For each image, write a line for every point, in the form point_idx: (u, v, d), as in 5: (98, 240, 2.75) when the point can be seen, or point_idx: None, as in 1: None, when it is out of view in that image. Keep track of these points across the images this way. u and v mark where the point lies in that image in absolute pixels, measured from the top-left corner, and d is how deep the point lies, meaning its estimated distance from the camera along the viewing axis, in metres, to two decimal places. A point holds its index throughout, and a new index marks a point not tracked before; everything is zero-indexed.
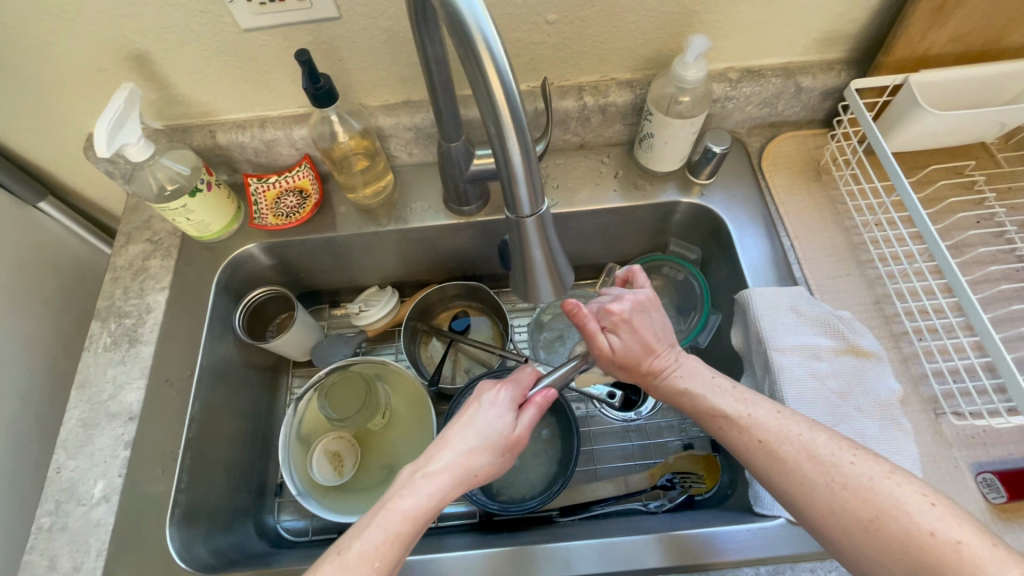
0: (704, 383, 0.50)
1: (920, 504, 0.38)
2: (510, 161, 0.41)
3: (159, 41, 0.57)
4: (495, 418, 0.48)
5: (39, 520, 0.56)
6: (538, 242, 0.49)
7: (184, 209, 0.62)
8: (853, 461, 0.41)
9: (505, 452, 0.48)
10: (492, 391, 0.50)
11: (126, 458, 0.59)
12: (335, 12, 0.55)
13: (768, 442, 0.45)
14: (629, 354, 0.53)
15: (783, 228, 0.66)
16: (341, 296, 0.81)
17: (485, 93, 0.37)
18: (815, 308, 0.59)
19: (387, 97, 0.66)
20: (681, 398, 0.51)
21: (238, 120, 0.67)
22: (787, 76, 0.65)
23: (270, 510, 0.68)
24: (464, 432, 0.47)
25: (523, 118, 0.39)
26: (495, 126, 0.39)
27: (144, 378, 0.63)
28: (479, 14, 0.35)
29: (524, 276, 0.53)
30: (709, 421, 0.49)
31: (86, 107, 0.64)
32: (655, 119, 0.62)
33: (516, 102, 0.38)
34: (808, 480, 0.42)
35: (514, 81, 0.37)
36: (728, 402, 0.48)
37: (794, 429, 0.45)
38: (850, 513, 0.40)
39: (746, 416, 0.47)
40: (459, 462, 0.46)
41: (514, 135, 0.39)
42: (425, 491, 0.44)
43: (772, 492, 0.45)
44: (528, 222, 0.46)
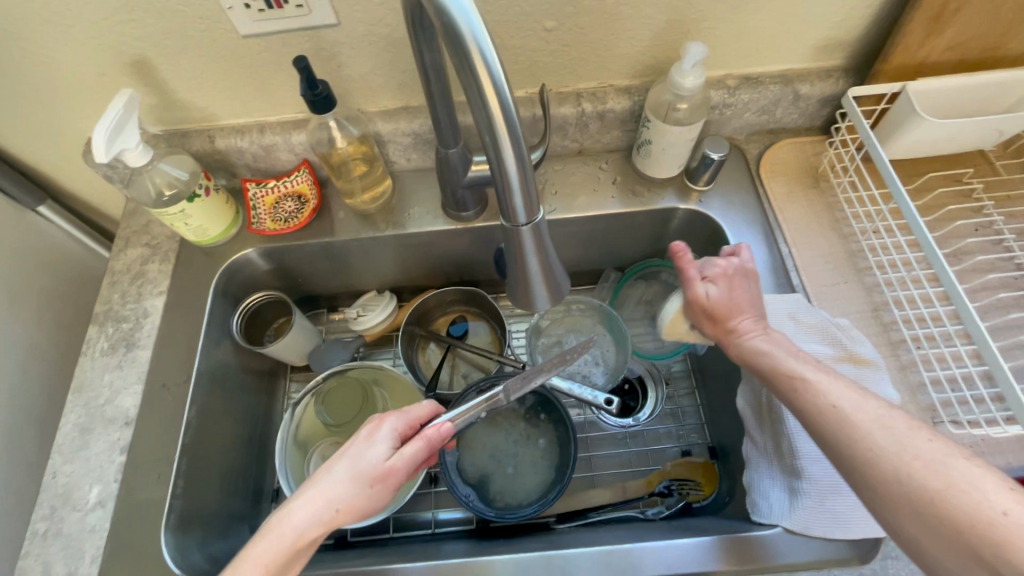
0: (785, 348, 0.50)
1: (995, 488, 0.33)
2: (505, 170, 0.41)
3: (157, 46, 0.57)
4: (368, 450, 0.48)
5: (34, 525, 0.56)
6: (534, 250, 0.49)
7: (182, 214, 0.62)
8: (930, 439, 0.37)
9: (376, 483, 0.46)
10: (374, 424, 0.50)
11: (122, 463, 0.59)
12: (334, 19, 0.55)
13: (841, 408, 0.41)
14: (721, 305, 0.54)
15: (781, 235, 0.66)
16: (339, 301, 0.81)
17: (480, 103, 0.37)
18: (813, 315, 0.59)
19: (385, 102, 0.66)
20: (756, 357, 0.50)
21: (237, 125, 0.67)
22: (786, 83, 0.66)
23: (267, 516, 0.68)
24: (333, 466, 0.46)
25: (518, 128, 0.39)
26: (490, 136, 0.39)
27: (141, 382, 0.62)
28: (474, 26, 0.35)
29: (520, 285, 0.53)
30: (783, 384, 0.47)
31: (85, 112, 0.64)
32: (653, 126, 0.62)
33: (511, 113, 0.38)
34: (874, 449, 0.38)
35: (509, 91, 0.37)
36: (809, 370, 0.46)
37: (871, 404, 0.40)
38: (913, 484, 0.35)
39: (823, 384, 0.44)
40: (320, 496, 0.44)
41: (509, 145, 0.39)
42: (284, 532, 0.43)
43: (836, 466, 0.41)
44: (524, 231, 0.46)
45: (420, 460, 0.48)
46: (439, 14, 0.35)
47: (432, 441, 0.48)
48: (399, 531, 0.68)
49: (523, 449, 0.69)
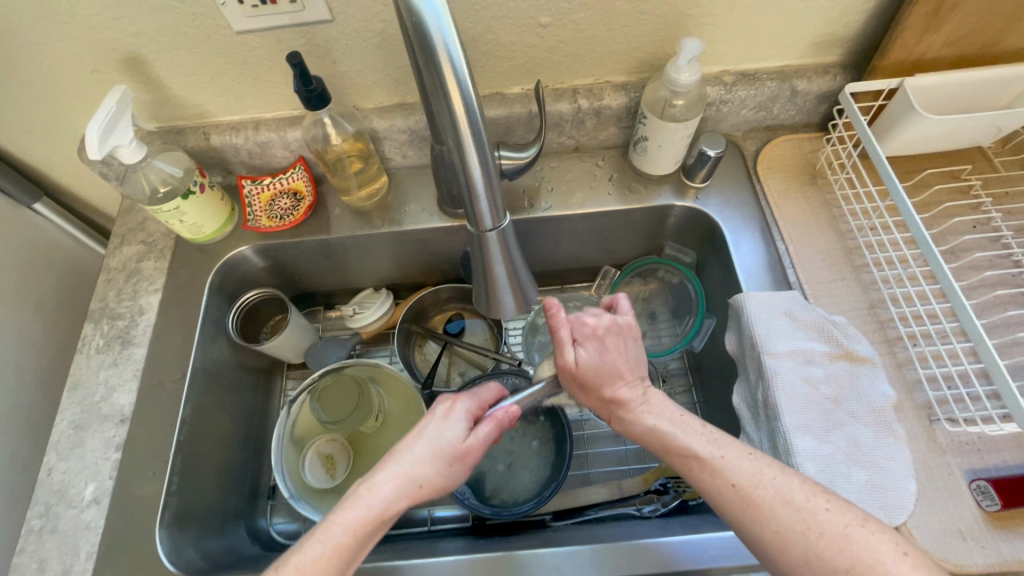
0: (672, 420, 0.48)
1: (893, 555, 0.37)
2: (471, 177, 0.40)
3: (151, 42, 0.56)
4: (446, 428, 0.48)
5: (29, 522, 0.56)
6: (501, 257, 0.49)
7: (177, 212, 0.62)
8: (828, 507, 0.40)
9: (455, 462, 0.47)
10: (447, 402, 0.50)
11: (117, 460, 0.59)
12: (327, 15, 0.55)
13: (742, 487, 0.42)
14: (594, 374, 0.50)
15: (778, 232, 0.66)
16: (336, 299, 0.81)
17: (448, 109, 0.37)
18: (809, 313, 0.59)
19: (381, 99, 0.66)
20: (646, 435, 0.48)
21: (232, 122, 0.67)
22: (783, 79, 0.65)
23: (263, 513, 0.68)
24: (414, 442, 0.47)
25: (483, 134, 0.39)
26: (457, 143, 0.38)
27: (136, 379, 0.62)
28: (444, 29, 0.34)
29: (487, 292, 0.53)
30: (675, 460, 0.46)
31: (79, 109, 0.64)
32: (649, 123, 0.62)
33: (477, 119, 0.37)
34: (783, 529, 0.40)
35: (475, 97, 0.37)
36: (698, 442, 0.45)
37: (766, 475, 0.42)
38: (828, 565, 0.38)
39: (716, 459, 0.44)
40: (405, 471, 0.45)
41: (475, 153, 0.39)
42: (370, 503, 0.43)
43: (740, 537, 0.43)
44: (490, 237, 0.46)
45: (493, 441, 0.49)
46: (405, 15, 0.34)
47: (502, 423, 0.50)
48: (395, 529, 0.68)
49: (519, 447, 0.69)
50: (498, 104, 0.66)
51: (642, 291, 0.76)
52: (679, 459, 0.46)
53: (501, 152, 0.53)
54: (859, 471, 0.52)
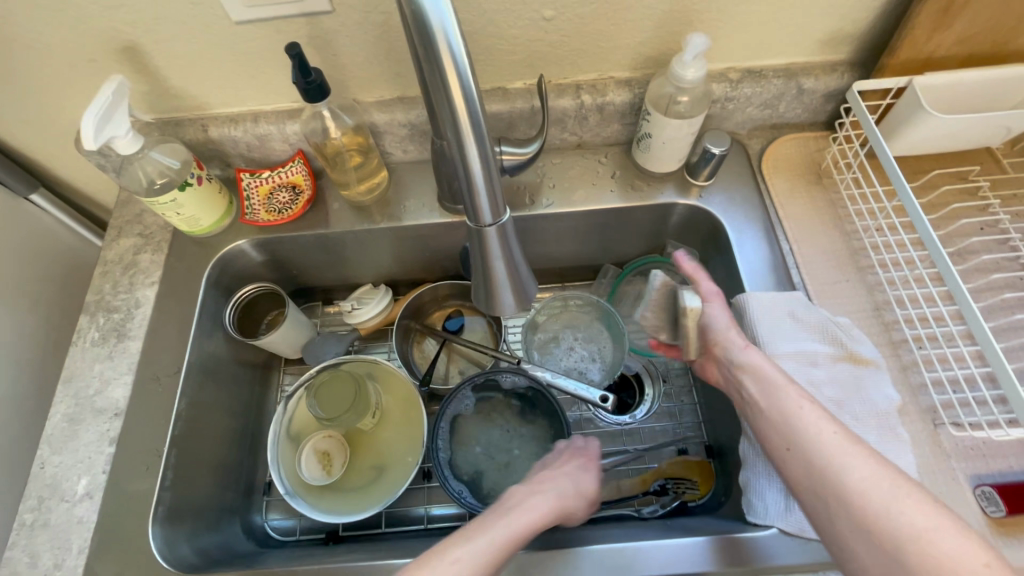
0: (778, 382, 0.50)
1: (971, 547, 0.36)
2: (471, 169, 0.38)
3: (149, 32, 0.56)
4: (579, 477, 0.56)
5: (22, 516, 0.55)
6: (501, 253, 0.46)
7: (173, 204, 0.61)
8: (911, 489, 0.40)
9: (582, 502, 0.55)
10: (580, 456, 0.58)
11: (110, 454, 0.58)
12: (327, 6, 0.54)
13: (833, 448, 0.43)
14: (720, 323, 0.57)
15: (782, 232, 0.65)
16: (335, 294, 0.80)
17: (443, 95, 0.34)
18: (813, 314, 0.58)
19: (381, 93, 0.65)
20: (759, 387, 0.51)
21: (231, 114, 0.66)
22: (789, 77, 0.65)
23: (258, 509, 0.68)
24: (553, 479, 0.54)
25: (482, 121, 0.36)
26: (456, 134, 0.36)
27: (131, 373, 0.61)
28: (442, 13, 0.31)
29: (486, 291, 0.50)
30: (777, 415, 0.48)
31: (77, 99, 0.63)
32: (652, 119, 0.61)
33: (475, 104, 0.35)
34: (859, 486, 0.41)
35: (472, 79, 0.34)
36: (805, 409, 0.47)
37: (861, 451, 0.43)
38: (894, 524, 0.38)
39: (810, 428, 0.45)
40: (557, 498, 0.52)
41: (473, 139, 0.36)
42: (529, 513, 0.49)
43: (809, 486, 0.44)
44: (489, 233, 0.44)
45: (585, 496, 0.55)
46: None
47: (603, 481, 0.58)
48: (391, 527, 0.68)
49: (516, 447, 0.68)
50: (501, 99, 0.65)
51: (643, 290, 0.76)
52: (774, 417, 0.48)
53: (502, 147, 0.52)
54: None
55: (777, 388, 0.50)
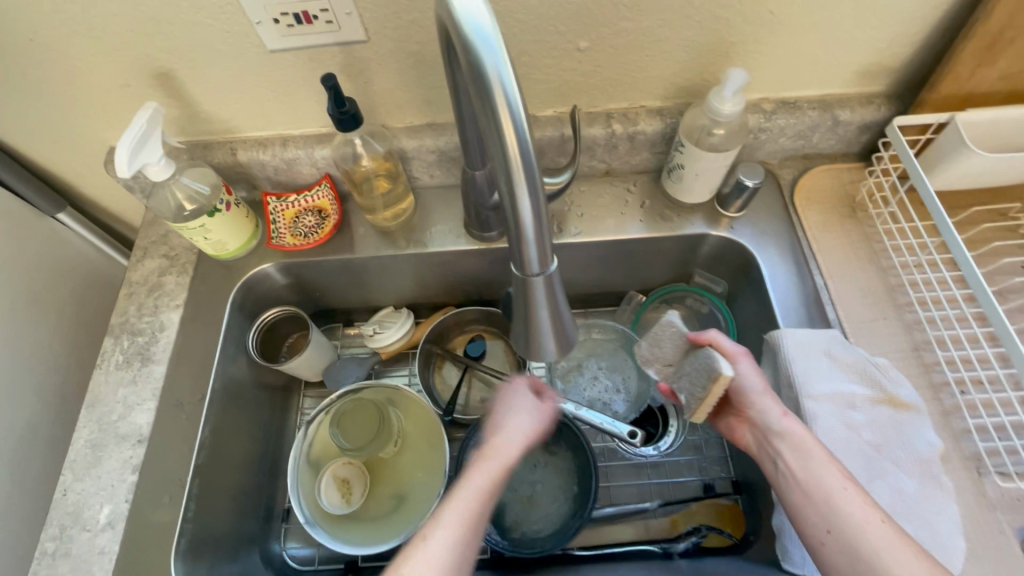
0: (813, 454, 0.48)
1: None
2: (511, 184, 0.31)
3: (184, 59, 0.56)
4: (521, 421, 0.53)
5: (43, 544, 0.54)
6: (547, 296, 0.36)
7: (202, 229, 0.61)
8: None
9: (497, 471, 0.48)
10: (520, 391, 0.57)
11: (132, 483, 0.57)
12: (363, 35, 0.54)
13: (876, 539, 0.42)
14: (747, 391, 0.54)
15: (816, 266, 0.64)
16: (356, 317, 0.80)
17: (484, 108, 0.30)
18: (850, 353, 0.57)
19: (410, 119, 0.65)
20: (794, 458, 0.49)
21: (259, 138, 0.66)
22: (825, 109, 0.64)
23: (276, 537, 0.67)
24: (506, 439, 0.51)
25: (529, 141, 0.30)
26: (497, 157, 0.31)
27: (155, 399, 0.61)
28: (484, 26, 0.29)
29: (526, 336, 0.39)
30: (811, 493, 0.47)
31: (108, 121, 0.63)
32: (686, 150, 0.60)
33: (520, 115, 0.30)
34: None
35: (518, 92, 0.30)
36: (843, 488, 0.46)
37: (904, 543, 0.42)
38: None
39: (856, 516, 0.44)
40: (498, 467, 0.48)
41: (516, 158, 0.30)
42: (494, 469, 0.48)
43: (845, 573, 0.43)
44: (536, 283, 0.35)
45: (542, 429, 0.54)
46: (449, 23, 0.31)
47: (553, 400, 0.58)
48: None
49: (539, 479, 0.67)
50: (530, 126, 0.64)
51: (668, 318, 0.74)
52: (811, 498, 0.46)
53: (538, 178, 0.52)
54: (905, 525, 0.49)
55: (815, 463, 0.48)
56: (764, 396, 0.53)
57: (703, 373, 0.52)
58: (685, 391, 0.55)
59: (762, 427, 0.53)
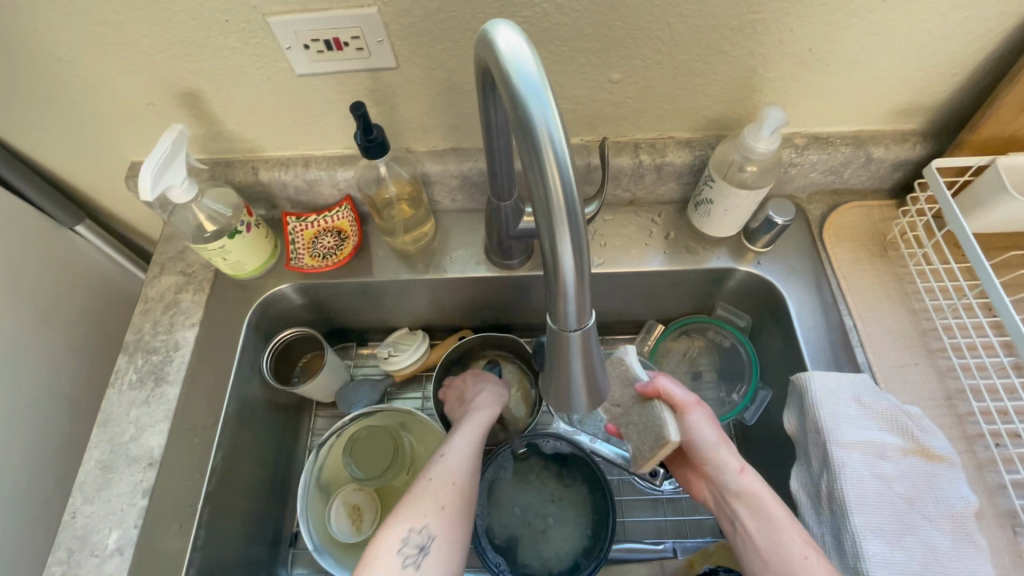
0: (774, 517, 0.51)
1: None
2: (552, 229, 0.29)
3: (211, 80, 0.55)
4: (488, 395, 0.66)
5: (50, 569, 0.53)
6: (579, 345, 0.34)
7: (221, 251, 0.60)
8: None
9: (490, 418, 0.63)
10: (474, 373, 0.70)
11: (142, 508, 0.56)
12: (393, 62, 0.53)
13: None
14: (704, 449, 0.56)
15: (845, 305, 0.62)
16: (370, 336, 0.79)
17: (527, 158, 0.28)
18: (881, 401, 0.55)
19: (434, 143, 0.64)
20: (756, 520, 0.52)
21: (282, 158, 0.66)
22: (858, 145, 0.62)
23: (284, 561, 0.67)
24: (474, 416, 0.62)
25: (574, 190, 0.29)
26: (540, 207, 0.29)
27: (168, 421, 0.60)
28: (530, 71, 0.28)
29: (556, 385, 0.37)
30: (774, 558, 0.50)
31: (132, 138, 0.63)
32: (716, 185, 0.59)
33: (567, 161, 0.28)
34: None
35: (565, 142, 0.28)
36: (804, 556, 0.48)
37: None
38: None
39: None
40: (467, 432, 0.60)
41: (560, 206, 0.29)
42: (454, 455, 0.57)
43: None
44: (572, 336, 0.33)
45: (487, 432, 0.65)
46: (494, 69, 0.30)
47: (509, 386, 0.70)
48: None
49: (553, 513, 0.65)
50: None
51: (688, 349, 0.73)
52: (773, 563, 0.50)
53: None
54: None
55: (777, 529, 0.51)
56: (720, 454, 0.55)
57: (653, 433, 0.53)
58: (635, 442, 0.56)
59: (720, 484, 0.56)
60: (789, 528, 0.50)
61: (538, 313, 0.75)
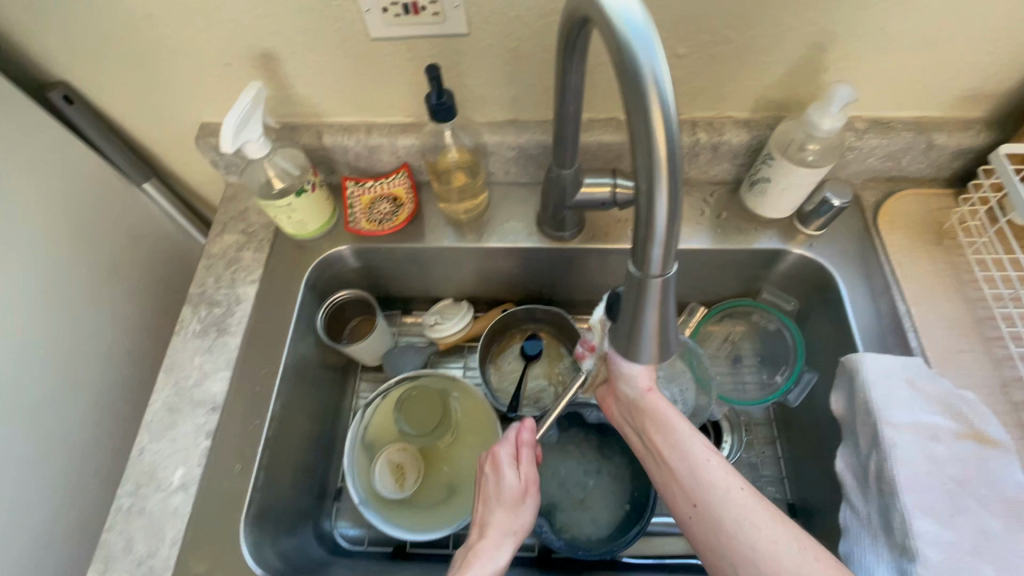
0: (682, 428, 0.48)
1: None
2: (649, 177, 0.30)
3: (288, 42, 0.58)
4: (503, 478, 0.54)
5: (119, 499, 0.56)
6: (659, 296, 0.35)
7: (288, 208, 0.62)
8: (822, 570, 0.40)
9: (525, 497, 0.54)
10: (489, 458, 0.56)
11: (206, 448, 0.58)
12: (465, 29, 0.55)
13: (738, 511, 0.43)
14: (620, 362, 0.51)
15: (899, 291, 0.62)
16: (414, 305, 0.80)
17: (632, 103, 0.29)
18: (935, 384, 0.55)
19: (494, 114, 0.65)
20: (665, 433, 0.49)
21: (345, 123, 0.68)
22: (920, 131, 0.62)
23: (328, 515, 0.68)
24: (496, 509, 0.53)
25: (676, 137, 0.30)
26: (639, 152, 0.30)
27: (230, 369, 0.63)
28: (637, 18, 0.29)
29: (628, 335, 0.38)
30: (679, 466, 0.47)
31: (205, 98, 0.66)
32: (776, 163, 0.59)
33: (671, 107, 0.29)
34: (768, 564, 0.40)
35: (670, 87, 0.29)
36: (706, 467, 0.46)
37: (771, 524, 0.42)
38: None
39: (711, 483, 0.44)
40: (495, 530, 0.51)
41: (662, 153, 0.30)
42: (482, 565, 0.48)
43: (706, 549, 0.44)
44: (653, 284, 0.34)
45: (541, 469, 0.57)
46: (597, 17, 0.31)
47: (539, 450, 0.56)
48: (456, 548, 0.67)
49: (593, 482, 0.67)
50: (613, 130, 0.64)
51: (730, 333, 0.74)
52: (673, 469, 0.48)
53: (618, 180, 0.59)
54: (987, 566, 0.47)
55: (683, 438, 0.48)
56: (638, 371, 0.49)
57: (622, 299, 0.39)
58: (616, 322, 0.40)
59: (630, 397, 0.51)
60: (698, 437, 0.48)
61: (583, 288, 0.76)
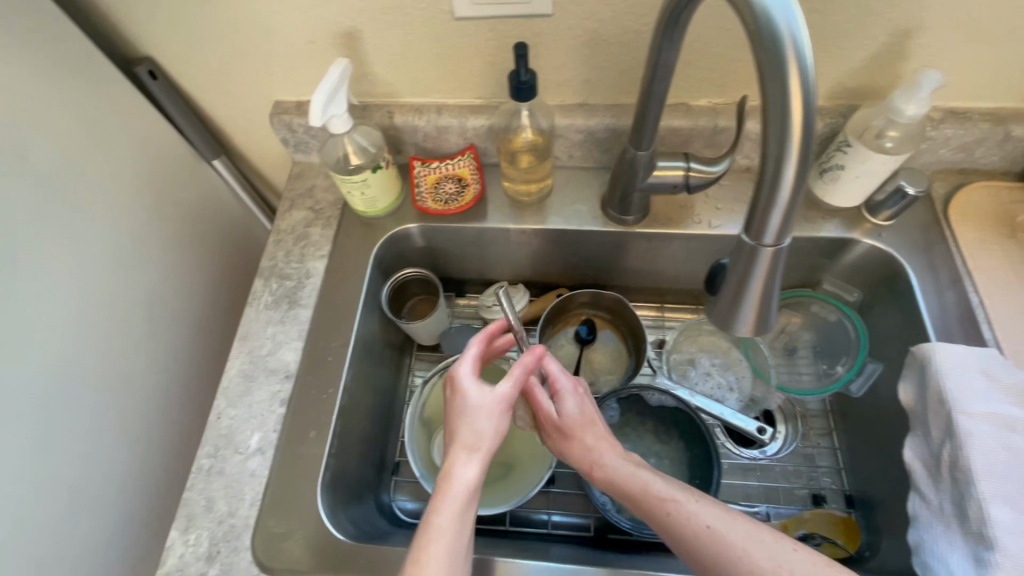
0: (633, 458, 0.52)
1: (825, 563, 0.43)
2: (782, 137, 0.31)
3: (372, 21, 0.59)
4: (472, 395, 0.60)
5: (200, 460, 0.58)
6: (773, 261, 0.35)
7: (363, 183, 0.64)
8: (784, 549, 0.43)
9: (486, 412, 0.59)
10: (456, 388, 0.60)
11: (281, 415, 0.60)
12: (549, 9, 0.55)
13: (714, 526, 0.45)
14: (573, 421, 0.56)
15: (971, 283, 0.62)
16: (468, 287, 0.81)
17: (769, 63, 0.30)
18: (1011, 376, 0.55)
19: (565, 97, 0.66)
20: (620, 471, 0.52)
21: (416, 104, 0.69)
22: (998, 122, 0.61)
23: (387, 488, 0.69)
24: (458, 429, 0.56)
25: (811, 100, 0.30)
26: (772, 113, 0.31)
27: (302, 340, 0.64)
28: None
29: (732, 303, 0.38)
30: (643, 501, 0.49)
31: (282, 77, 0.67)
32: (852, 150, 0.59)
33: (809, 68, 0.30)
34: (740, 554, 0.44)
35: (808, 49, 0.30)
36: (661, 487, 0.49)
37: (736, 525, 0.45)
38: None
39: (689, 517, 0.46)
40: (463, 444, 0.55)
41: (797, 113, 0.30)
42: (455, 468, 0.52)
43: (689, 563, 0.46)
44: (767, 248, 0.35)
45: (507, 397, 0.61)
46: None
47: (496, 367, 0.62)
48: (513, 525, 0.68)
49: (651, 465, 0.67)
50: (683, 115, 0.65)
51: (788, 324, 0.74)
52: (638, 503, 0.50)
53: (691, 163, 0.58)
54: None
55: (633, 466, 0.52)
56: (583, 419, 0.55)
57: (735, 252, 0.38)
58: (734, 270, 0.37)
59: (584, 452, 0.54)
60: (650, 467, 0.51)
61: (641, 274, 0.77)
